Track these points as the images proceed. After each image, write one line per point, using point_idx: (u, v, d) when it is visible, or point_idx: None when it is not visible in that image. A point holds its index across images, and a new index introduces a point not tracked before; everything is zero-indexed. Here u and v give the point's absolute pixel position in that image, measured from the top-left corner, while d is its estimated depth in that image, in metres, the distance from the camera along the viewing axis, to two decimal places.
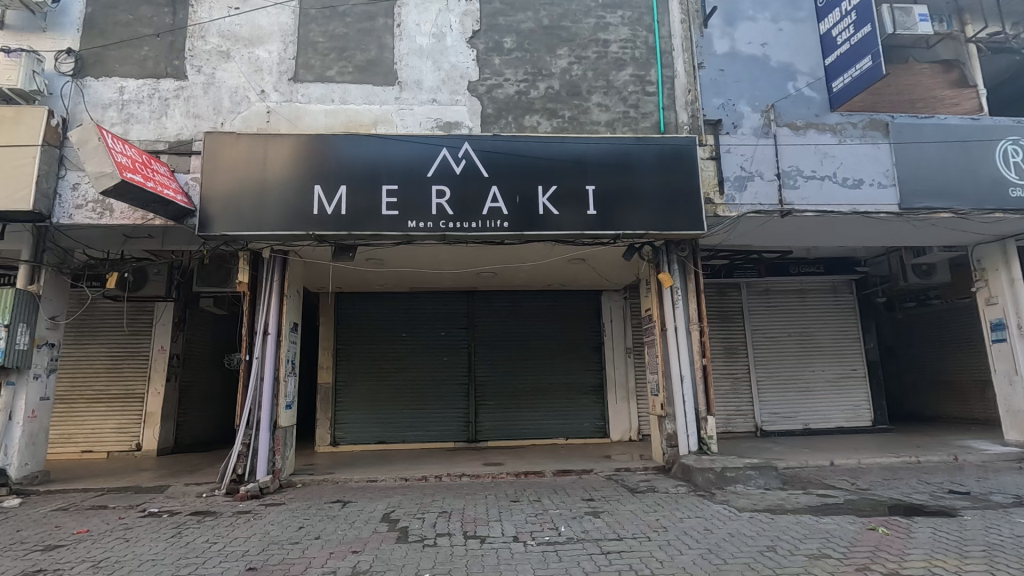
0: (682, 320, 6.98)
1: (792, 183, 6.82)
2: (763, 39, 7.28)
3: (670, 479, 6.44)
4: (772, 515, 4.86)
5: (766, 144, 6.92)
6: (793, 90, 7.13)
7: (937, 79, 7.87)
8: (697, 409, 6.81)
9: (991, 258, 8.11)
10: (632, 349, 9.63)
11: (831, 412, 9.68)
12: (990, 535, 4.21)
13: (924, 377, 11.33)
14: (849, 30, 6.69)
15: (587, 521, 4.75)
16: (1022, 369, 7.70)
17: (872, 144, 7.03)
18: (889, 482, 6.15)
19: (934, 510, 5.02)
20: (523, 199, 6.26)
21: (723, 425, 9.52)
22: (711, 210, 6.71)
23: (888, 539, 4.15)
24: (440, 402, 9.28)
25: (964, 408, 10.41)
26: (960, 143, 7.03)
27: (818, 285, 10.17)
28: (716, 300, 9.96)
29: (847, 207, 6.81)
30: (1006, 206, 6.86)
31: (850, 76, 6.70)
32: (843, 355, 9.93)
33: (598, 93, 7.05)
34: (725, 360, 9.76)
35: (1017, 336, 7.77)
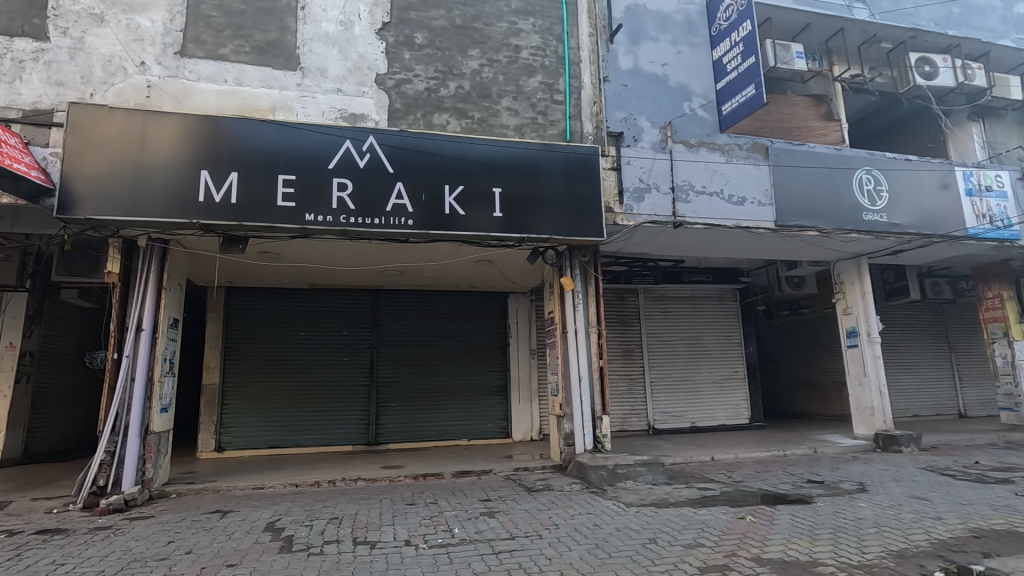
0: (582, 322, 7.23)
1: (684, 197, 7.29)
2: (663, 59, 7.73)
3: (566, 477, 6.63)
4: (656, 508, 5.15)
5: (662, 158, 7.34)
6: (688, 110, 7.64)
7: (809, 111, 8.81)
8: (593, 409, 7.09)
9: (848, 273, 9.15)
10: (536, 350, 9.84)
11: (715, 411, 10.46)
12: (837, 519, 4.75)
13: (794, 378, 12.57)
14: (737, 59, 7.28)
15: (481, 521, 4.76)
16: (870, 372, 8.74)
17: (755, 166, 7.68)
18: (760, 474, 6.74)
19: (794, 498, 5.57)
20: (429, 198, 6.17)
21: (619, 424, 9.97)
22: (611, 218, 7.00)
23: (754, 526, 4.55)
24: (339, 404, 8.92)
25: (825, 406, 11.68)
26: (826, 169, 7.88)
27: (707, 293, 10.95)
28: (616, 304, 10.41)
29: (732, 221, 7.39)
30: (860, 228, 7.78)
31: (736, 101, 7.30)
32: (727, 358, 10.77)
33: (508, 97, 7.13)
34: (622, 362, 10.23)
35: (866, 343, 8.81)
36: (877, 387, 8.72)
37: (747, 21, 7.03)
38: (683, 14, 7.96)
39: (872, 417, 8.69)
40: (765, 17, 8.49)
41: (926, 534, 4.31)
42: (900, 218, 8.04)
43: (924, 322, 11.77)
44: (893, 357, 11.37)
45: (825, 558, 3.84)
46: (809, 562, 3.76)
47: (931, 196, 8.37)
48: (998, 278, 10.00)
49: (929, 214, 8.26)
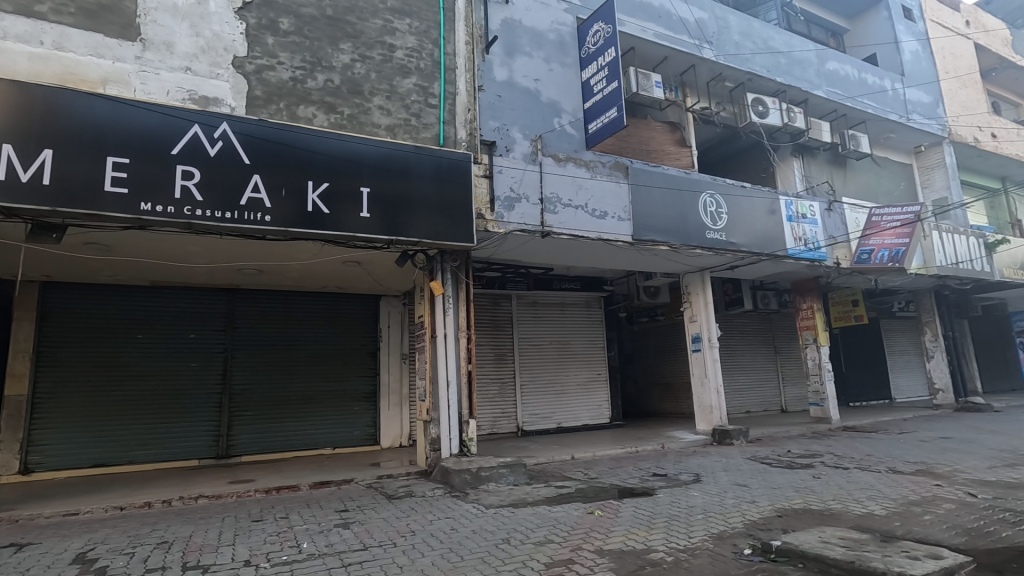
0: (452, 327, 7.26)
1: (552, 209, 7.62)
2: (536, 74, 8.04)
3: (430, 482, 6.58)
4: (514, 508, 5.30)
5: (532, 170, 7.63)
6: (557, 125, 8.03)
7: (665, 136, 9.73)
8: (461, 413, 7.14)
9: (694, 285, 10.19)
10: (408, 354, 9.69)
11: (579, 412, 11.04)
12: (672, 508, 5.24)
13: (650, 379, 13.67)
14: (602, 82, 7.86)
15: (334, 533, 4.57)
16: (710, 373, 9.78)
17: (616, 183, 8.26)
18: (613, 470, 7.22)
19: (640, 491, 6.05)
20: (289, 193, 5.81)
21: (489, 427, 10.13)
22: (482, 224, 7.11)
23: (601, 520, 4.86)
24: (184, 414, 8.05)
25: (675, 405, 12.84)
26: (676, 191, 8.70)
27: (575, 299, 11.53)
28: (490, 309, 10.57)
29: (595, 234, 7.87)
30: (703, 244, 8.69)
31: (600, 122, 7.86)
32: (592, 361, 11.43)
33: (380, 96, 6.97)
34: (494, 366, 10.41)
35: (707, 347, 9.85)
36: (716, 387, 9.76)
37: (612, 48, 7.65)
38: (556, 33, 8.35)
39: (710, 414, 9.71)
40: (630, 46, 9.20)
41: (742, 516, 4.91)
42: (736, 238, 9.12)
43: (756, 330, 13.44)
44: (730, 360, 12.84)
45: (658, 545, 4.21)
46: (643, 549, 4.10)
47: (761, 219, 9.60)
48: (811, 292, 11.71)
49: (759, 236, 9.47)
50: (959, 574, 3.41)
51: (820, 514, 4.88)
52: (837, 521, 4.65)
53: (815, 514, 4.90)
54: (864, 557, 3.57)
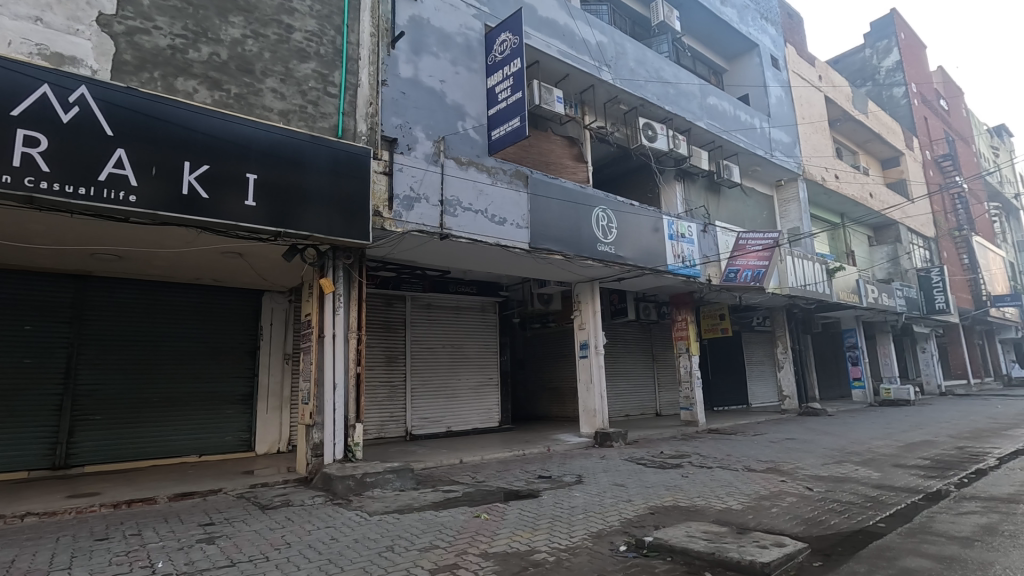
0: (341, 327, 6.96)
1: (452, 211, 7.59)
2: (442, 76, 7.99)
3: (309, 490, 6.22)
4: (399, 515, 5.16)
5: (434, 170, 7.55)
6: (461, 129, 8.03)
7: (564, 151, 10.11)
8: (347, 416, 6.86)
9: (584, 294, 10.66)
10: (291, 355, 9.11)
11: (469, 416, 11.06)
12: (555, 508, 5.42)
13: (539, 384, 14.07)
14: (507, 91, 8.01)
15: (196, 550, 4.15)
16: (594, 378, 10.26)
17: (516, 191, 8.43)
18: (500, 473, 7.31)
19: (526, 493, 6.18)
20: (160, 173, 5.24)
21: (376, 430, 9.80)
22: (379, 222, 6.89)
23: (487, 523, 4.89)
24: (13, 419, 6.89)
25: (561, 409, 13.32)
26: (572, 203, 9.07)
27: (470, 303, 11.56)
28: (382, 309, 10.28)
29: (493, 239, 7.95)
30: (594, 256, 9.13)
31: (502, 129, 8.00)
32: (484, 365, 11.52)
33: (274, 78, 6.53)
34: (384, 368, 10.12)
35: (594, 354, 10.33)
36: (600, 391, 10.25)
37: (517, 59, 7.84)
38: (463, 37, 8.37)
39: (594, 417, 10.17)
40: (534, 59, 9.47)
41: (618, 514, 5.20)
42: (624, 251, 9.69)
43: (637, 339, 14.36)
44: (613, 367, 13.60)
45: (541, 545, 4.32)
46: (527, 550, 4.19)
47: (646, 236, 10.29)
48: (686, 305, 12.73)
49: (644, 252, 10.15)
50: (798, 558, 3.87)
51: (686, 510, 5.30)
52: (701, 516, 5.08)
53: (682, 511, 5.30)
54: (723, 548, 3.93)
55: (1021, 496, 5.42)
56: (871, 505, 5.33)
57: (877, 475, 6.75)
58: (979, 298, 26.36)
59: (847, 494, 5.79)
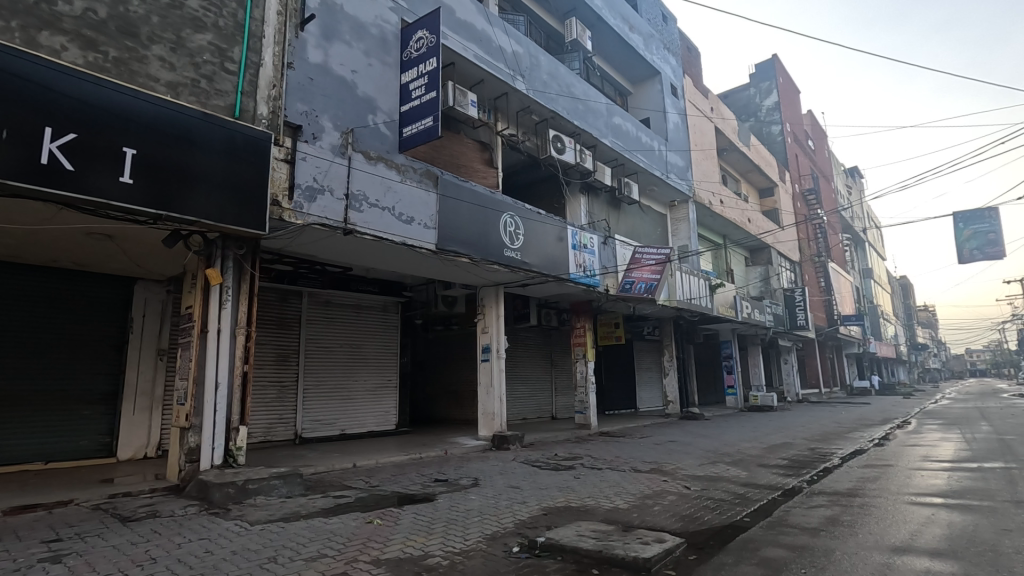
0: (228, 323, 6.46)
1: (357, 206, 7.32)
2: (353, 66, 7.72)
3: (181, 499, 5.67)
4: (284, 523, 4.86)
5: (340, 163, 7.26)
6: (371, 123, 7.80)
7: (475, 155, 10.16)
8: (229, 419, 6.37)
9: (489, 298, 10.75)
10: (166, 351, 8.30)
11: (364, 418, 10.72)
12: (451, 512, 5.39)
13: (439, 387, 13.97)
14: (421, 89, 7.92)
15: (37, 571, 3.62)
16: (495, 382, 10.35)
17: (425, 191, 8.33)
18: (395, 477, 7.13)
19: (421, 497, 6.09)
20: (13, 137, 4.55)
21: (262, 434, 9.17)
22: (277, 212, 6.48)
23: (379, 529, 4.75)
24: None
25: (461, 411, 13.31)
26: (480, 207, 9.13)
27: (372, 303, 11.20)
28: (276, 305, 9.67)
29: (399, 238, 7.78)
30: (500, 261, 9.24)
31: (414, 128, 7.89)
32: (383, 366, 11.22)
33: (162, 45, 5.95)
34: (275, 368, 9.50)
35: (495, 357, 10.42)
36: (499, 395, 10.37)
37: (433, 58, 7.78)
38: (378, 30, 8.16)
39: (492, 420, 10.26)
40: (450, 61, 9.42)
41: (513, 516, 5.28)
42: (529, 258, 9.90)
43: (537, 344, 14.72)
44: (513, 371, 13.83)
45: (435, 550, 4.27)
46: (420, 555, 4.13)
47: (551, 244, 10.60)
48: (584, 313, 13.25)
49: (549, 260, 10.45)
50: (676, 553, 4.17)
51: (577, 510, 5.51)
52: (590, 516, 5.30)
53: (573, 511, 5.51)
54: (610, 545, 4.13)
55: (857, 490, 6.24)
56: (739, 502, 5.87)
57: (744, 474, 7.44)
58: (832, 317, 29.98)
59: (720, 492, 6.32)
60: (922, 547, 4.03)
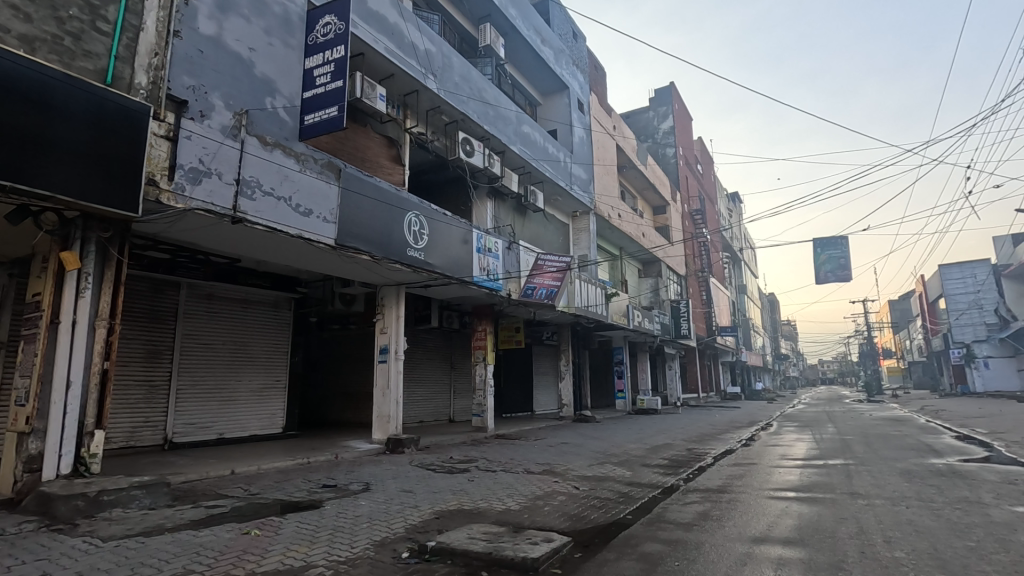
0: (86, 314, 5.72)
1: (249, 193, 6.81)
2: (251, 43, 7.22)
3: (16, 514, 4.91)
4: (144, 538, 4.38)
5: (231, 146, 6.72)
6: (268, 106, 7.32)
7: (381, 150, 9.87)
8: (83, 422, 5.64)
9: (389, 298, 10.48)
10: (5, 344, 7.17)
11: (247, 421, 9.98)
12: (338, 519, 5.16)
13: (333, 388, 13.38)
14: (326, 77, 7.59)
15: None
16: (392, 384, 10.10)
17: (326, 183, 7.95)
18: (278, 484, 6.70)
19: (306, 504, 5.77)
20: None
21: (124, 438, 8.22)
22: (153, 193, 5.85)
23: (257, 540, 4.44)
24: None
25: (355, 414, 12.84)
26: (385, 204, 8.87)
27: (261, 298, 10.47)
28: (148, 296, 8.73)
29: (294, 230, 7.34)
30: (403, 260, 9.04)
31: (317, 116, 7.52)
32: (270, 366, 10.53)
33: None
34: (143, 365, 8.57)
35: (393, 359, 10.17)
36: (396, 397, 10.12)
37: (340, 46, 7.50)
38: (281, 9, 7.71)
39: (387, 423, 9.98)
40: (359, 51, 9.10)
41: (403, 521, 5.16)
42: (432, 259, 9.79)
43: (437, 346, 14.58)
44: (411, 373, 13.58)
45: (317, 559, 4.06)
46: (301, 566, 3.90)
47: (456, 246, 10.57)
48: (486, 317, 13.33)
49: (453, 262, 10.41)
50: (563, 551, 4.30)
51: (470, 513, 5.51)
52: (482, 518, 5.32)
53: (465, 514, 5.49)
54: (499, 547, 4.17)
55: (726, 487, 6.84)
56: (623, 500, 6.20)
57: (629, 474, 7.87)
58: (711, 327, 32.66)
59: (606, 491, 6.63)
60: (777, 537, 4.49)
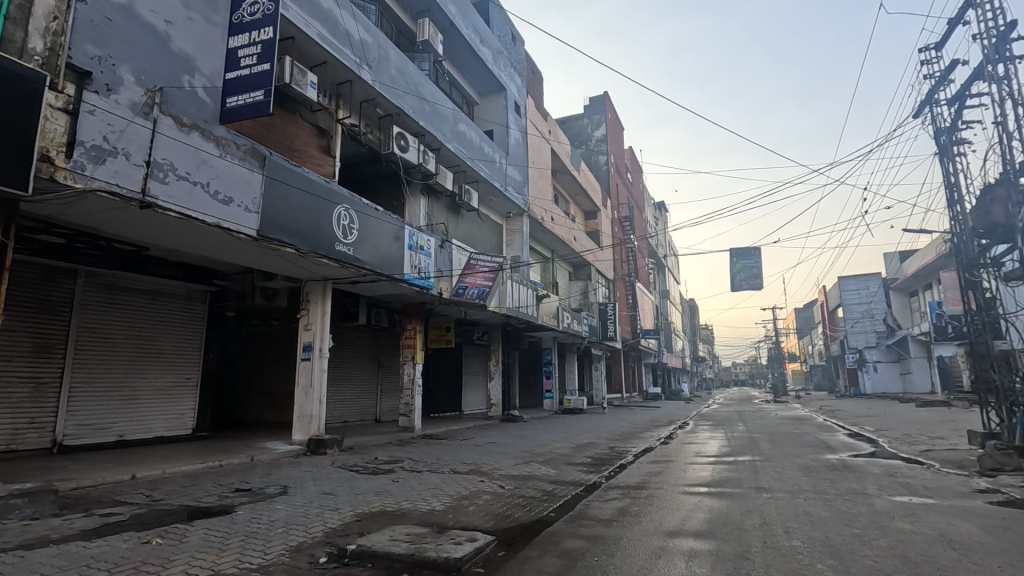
0: None
1: (160, 177, 6.33)
2: (168, 16, 6.73)
3: None
4: (25, 552, 3.96)
5: (141, 124, 6.22)
6: (186, 85, 6.85)
7: (310, 140, 9.49)
8: None
9: (315, 293, 10.08)
10: None
11: (151, 422, 9.27)
12: (251, 524, 4.90)
13: (250, 387, 12.70)
14: (252, 59, 7.22)
15: None
16: (315, 383, 9.72)
17: (249, 170, 7.54)
18: (185, 490, 6.26)
19: (216, 510, 5.43)
20: None
21: (5, 442, 7.39)
22: (48, 170, 5.31)
23: (160, 549, 4.13)
24: None
25: (275, 414, 12.27)
26: (313, 195, 8.52)
27: (173, 290, 9.77)
28: (38, 284, 7.90)
29: (211, 218, 6.90)
30: (330, 255, 8.73)
31: (241, 99, 7.13)
32: (180, 363, 9.85)
33: None
34: (30, 360, 7.74)
35: (317, 356, 9.81)
36: (319, 397, 9.75)
37: (269, 27, 7.15)
38: None
39: (308, 424, 9.59)
40: (290, 34, 8.70)
41: (323, 525, 4.98)
42: (362, 255, 9.52)
43: (365, 344, 14.19)
44: (336, 371, 13.13)
45: (227, 568, 3.83)
46: None
47: (387, 243, 10.34)
48: (416, 315, 13.13)
49: (383, 259, 10.18)
50: (486, 550, 4.32)
51: (393, 515, 5.41)
52: (405, 520, 5.23)
53: (388, 515, 5.38)
54: (422, 548, 4.12)
55: (644, 483, 7.14)
56: (547, 498, 6.32)
57: (554, 472, 8.03)
58: (635, 330, 33.93)
59: (531, 489, 6.73)
60: (690, 530, 4.73)
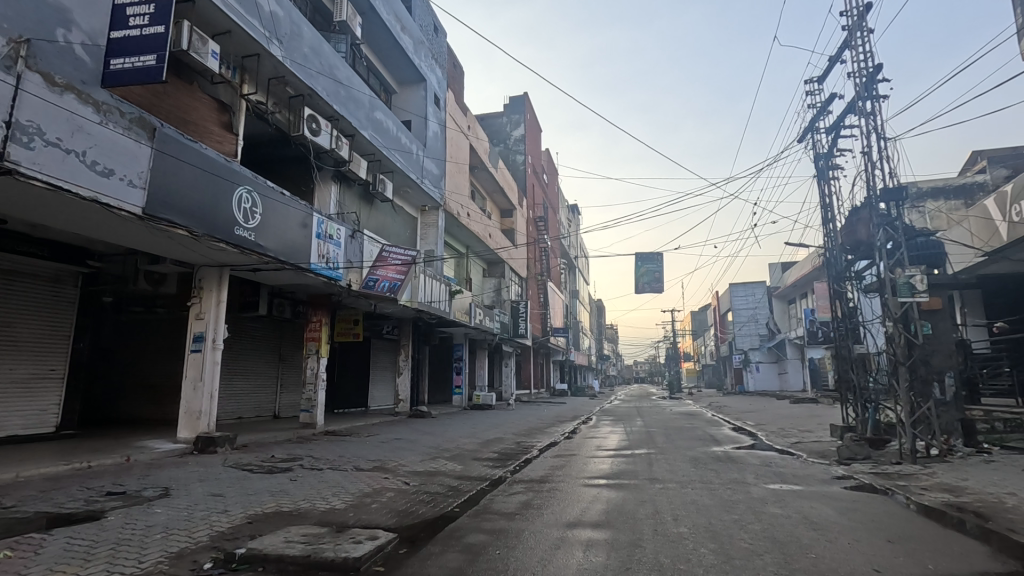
0: None
1: (25, 141, 5.56)
2: None
3: None
4: None
5: (3, 79, 5.42)
6: (60, 39, 6.10)
7: (210, 114, 8.80)
8: None
9: (209, 280, 9.35)
10: None
11: (4, 419, 8.14)
12: (124, 531, 4.45)
13: (128, 380, 11.53)
14: (142, 19, 6.60)
15: None
16: (206, 376, 9.02)
17: (135, 141, 6.84)
18: (44, 495, 5.56)
19: (82, 516, 4.87)
20: None
21: None
22: None
23: (8, 562, 3.63)
24: None
25: (157, 410, 11.23)
26: (211, 174, 7.88)
27: (37, 270, 8.66)
28: None
29: (87, 192, 6.17)
30: (228, 240, 8.12)
31: (128, 62, 6.49)
32: (43, 352, 8.76)
33: None
34: None
35: (209, 348, 9.11)
36: (210, 391, 9.06)
37: None
38: None
39: (197, 420, 8.88)
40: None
41: (208, 528, 4.64)
42: (264, 241, 8.96)
43: (264, 336, 13.37)
44: (231, 365, 12.26)
45: None
46: None
47: (292, 229, 9.80)
48: (322, 307, 12.59)
49: (288, 246, 9.65)
50: (387, 548, 4.23)
51: (288, 515, 5.15)
52: (302, 520, 5.00)
53: (283, 516, 5.11)
54: (319, 548, 3.96)
55: (547, 477, 7.33)
56: (451, 494, 6.31)
57: (459, 468, 8.03)
58: (545, 328, 34.76)
59: (436, 485, 6.69)
60: (589, 521, 4.92)
